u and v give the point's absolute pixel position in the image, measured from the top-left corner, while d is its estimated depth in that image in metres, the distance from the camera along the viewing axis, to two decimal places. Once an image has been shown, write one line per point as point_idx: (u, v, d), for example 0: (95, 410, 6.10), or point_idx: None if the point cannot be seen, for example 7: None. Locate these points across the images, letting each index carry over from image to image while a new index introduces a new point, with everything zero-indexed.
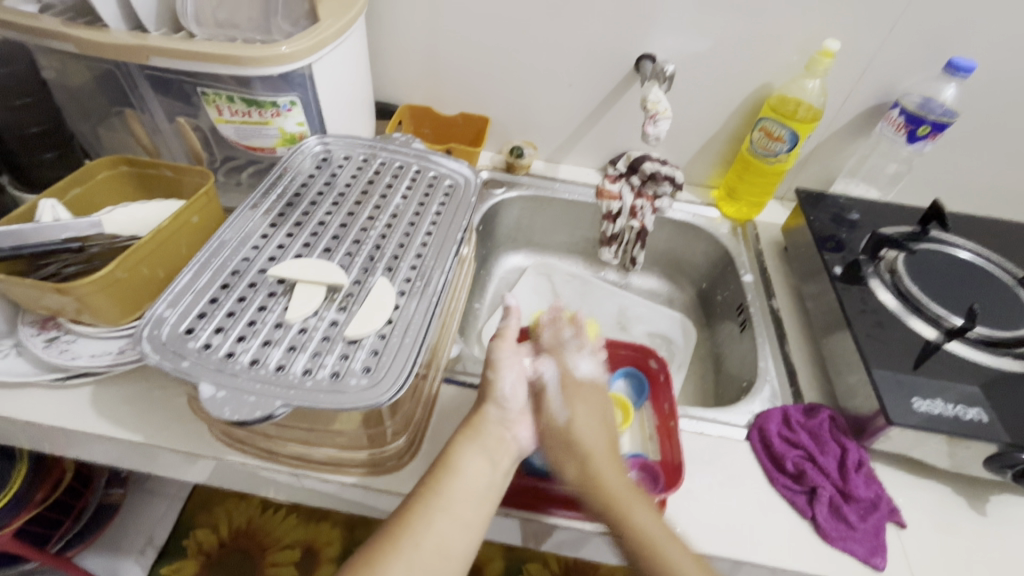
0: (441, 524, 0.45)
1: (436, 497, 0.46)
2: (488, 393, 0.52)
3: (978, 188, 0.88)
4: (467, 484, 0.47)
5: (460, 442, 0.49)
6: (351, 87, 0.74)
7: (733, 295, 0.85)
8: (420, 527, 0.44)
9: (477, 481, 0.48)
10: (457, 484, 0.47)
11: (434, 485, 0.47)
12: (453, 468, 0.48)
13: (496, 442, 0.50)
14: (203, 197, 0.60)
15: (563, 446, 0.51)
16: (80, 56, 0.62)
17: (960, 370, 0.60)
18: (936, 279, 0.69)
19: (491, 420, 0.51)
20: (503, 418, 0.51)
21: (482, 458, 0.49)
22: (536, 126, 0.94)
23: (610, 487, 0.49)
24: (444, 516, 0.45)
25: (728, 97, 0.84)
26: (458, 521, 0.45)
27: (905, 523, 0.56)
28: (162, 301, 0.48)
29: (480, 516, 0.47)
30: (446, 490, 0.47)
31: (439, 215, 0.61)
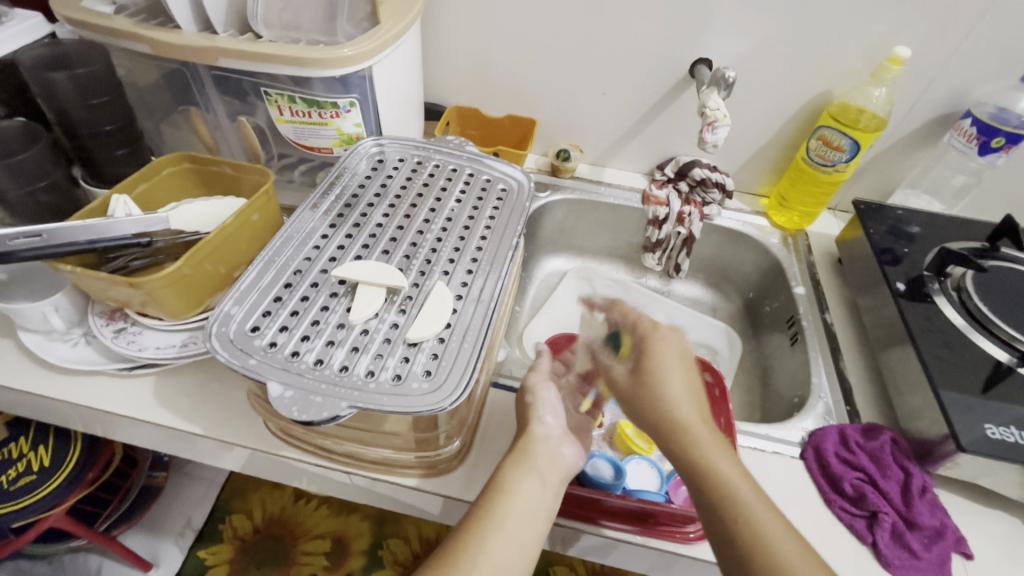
0: (497, 543, 0.43)
1: (490, 515, 0.44)
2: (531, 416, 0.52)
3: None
4: (521, 503, 0.45)
5: (512, 460, 0.48)
6: (406, 89, 0.75)
7: (782, 306, 0.83)
8: (475, 546, 0.42)
9: (528, 499, 0.46)
10: (511, 503, 0.45)
11: (489, 503, 0.45)
12: (505, 487, 0.46)
13: (547, 461, 0.49)
14: (264, 196, 0.62)
15: (647, 392, 0.47)
16: (151, 56, 0.64)
17: None
18: (1009, 299, 0.66)
19: (540, 443, 0.50)
20: (549, 438, 0.50)
21: (531, 475, 0.47)
22: (583, 129, 0.93)
23: (687, 425, 0.45)
24: (500, 533, 0.43)
25: (785, 103, 0.81)
26: (512, 538, 0.43)
27: (971, 554, 0.53)
28: (230, 299, 0.49)
29: (532, 534, 0.44)
30: (499, 510, 0.44)
31: (494, 219, 0.60)
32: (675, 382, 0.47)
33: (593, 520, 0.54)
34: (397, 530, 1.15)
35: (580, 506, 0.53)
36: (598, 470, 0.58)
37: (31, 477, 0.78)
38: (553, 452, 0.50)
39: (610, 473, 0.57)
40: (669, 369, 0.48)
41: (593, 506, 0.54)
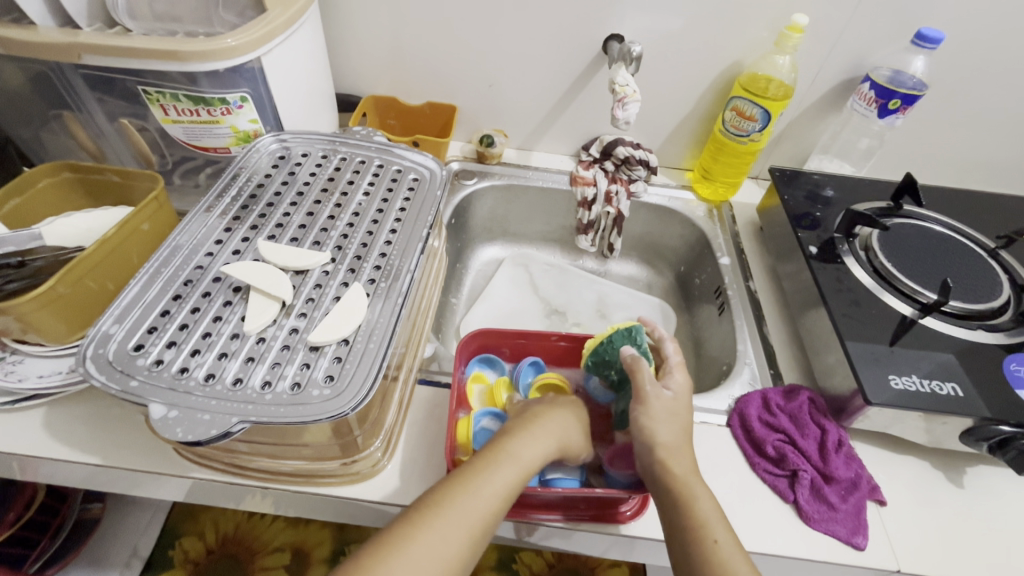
0: (481, 501, 0.43)
1: (481, 470, 0.45)
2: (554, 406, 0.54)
3: (950, 160, 0.88)
4: (513, 472, 0.46)
5: (517, 433, 0.49)
6: (307, 81, 0.71)
7: (710, 278, 0.84)
8: (459, 503, 0.43)
9: (516, 470, 0.46)
10: (504, 468, 0.46)
11: (483, 462, 0.46)
12: (505, 452, 0.47)
13: (551, 440, 0.50)
14: (153, 204, 0.57)
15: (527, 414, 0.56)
16: (10, 57, 0.58)
17: (936, 344, 0.60)
18: (911, 254, 0.69)
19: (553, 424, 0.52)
20: (562, 425, 0.52)
21: (535, 448, 0.48)
22: (506, 113, 0.91)
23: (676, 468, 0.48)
24: (483, 488, 0.44)
25: (699, 76, 0.82)
26: (494, 495, 0.44)
27: (885, 500, 0.56)
28: (109, 317, 0.45)
29: (511, 496, 0.45)
30: (488, 472, 0.45)
31: (403, 210, 0.58)
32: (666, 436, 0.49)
33: (527, 512, 0.54)
34: (359, 534, 1.13)
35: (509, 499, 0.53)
36: None
37: None
38: (557, 431, 0.51)
39: None
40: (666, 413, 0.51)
41: (522, 499, 0.53)
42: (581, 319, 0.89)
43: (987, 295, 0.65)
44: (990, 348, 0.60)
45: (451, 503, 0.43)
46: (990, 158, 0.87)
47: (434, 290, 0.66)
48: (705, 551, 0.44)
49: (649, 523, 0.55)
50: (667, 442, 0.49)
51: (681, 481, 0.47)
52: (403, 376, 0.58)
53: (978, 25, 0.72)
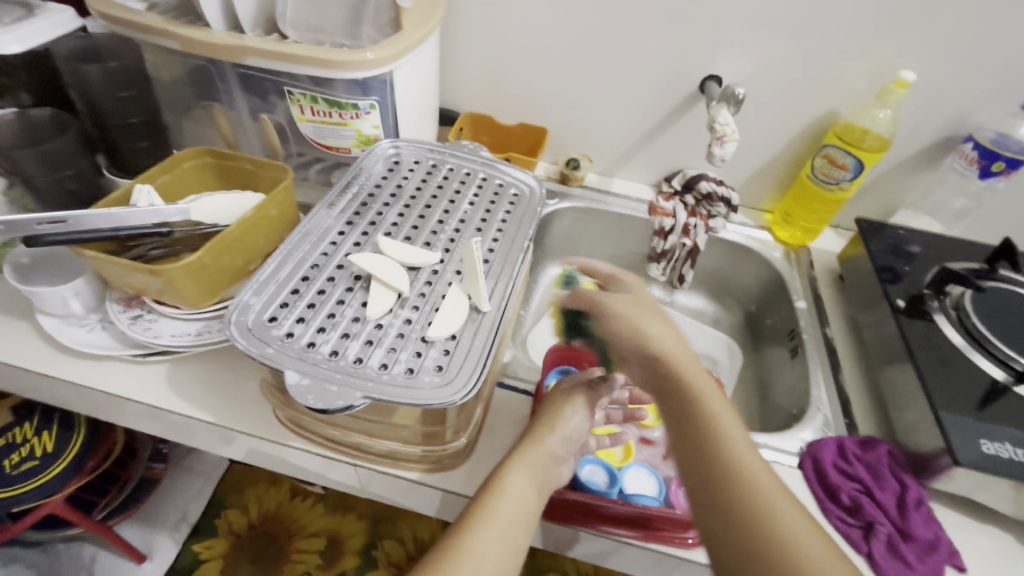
0: (485, 540, 0.44)
1: (487, 503, 0.47)
2: (552, 422, 0.54)
3: None
4: (512, 505, 0.47)
5: (513, 463, 0.50)
6: (422, 94, 0.76)
7: (783, 320, 0.84)
8: (463, 539, 0.44)
9: (517, 500, 0.48)
10: (502, 502, 0.47)
11: (484, 498, 0.48)
12: (498, 487, 0.48)
13: (543, 470, 0.51)
14: (283, 192, 0.63)
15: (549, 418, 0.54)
16: (179, 51, 0.66)
17: None
18: (1007, 319, 0.67)
19: (547, 449, 0.52)
20: (560, 453, 0.52)
21: (524, 479, 0.49)
22: (593, 140, 0.95)
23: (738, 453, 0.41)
24: (492, 520, 0.46)
25: (792, 121, 0.83)
26: (501, 534, 0.45)
27: (964, 567, 0.54)
28: (249, 289, 0.50)
29: (517, 534, 0.46)
30: (491, 507, 0.47)
31: (506, 222, 0.62)
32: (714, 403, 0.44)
33: (596, 525, 0.55)
34: (392, 531, 1.15)
35: (578, 511, 0.55)
36: (593, 476, 0.59)
37: (35, 461, 0.81)
38: (551, 453, 0.52)
39: (604, 480, 0.58)
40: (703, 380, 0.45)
41: (594, 510, 0.55)
42: None
43: None
44: None
45: (464, 538, 0.44)
46: None
47: (519, 300, 0.69)
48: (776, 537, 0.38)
49: None
50: (716, 409, 0.43)
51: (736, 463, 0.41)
52: (489, 378, 0.61)
53: None
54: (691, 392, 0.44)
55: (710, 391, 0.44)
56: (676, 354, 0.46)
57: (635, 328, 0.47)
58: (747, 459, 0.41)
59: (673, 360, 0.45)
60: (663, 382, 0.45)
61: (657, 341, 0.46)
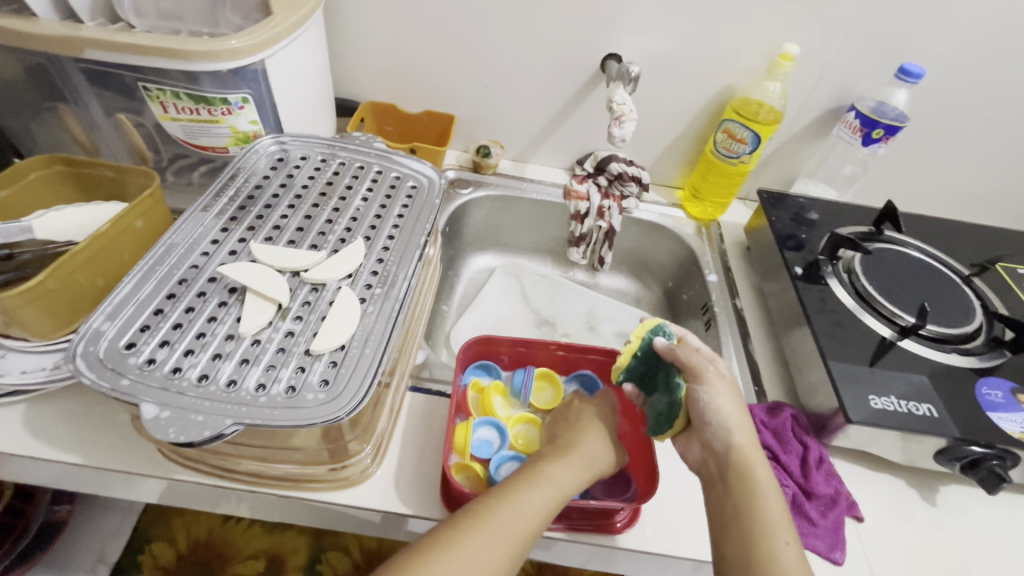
0: (483, 551, 0.41)
1: (524, 486, 0.46)
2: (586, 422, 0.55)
3: (927, 188, 0.91)
4: (520, 519, 0.44)
5: (555, 455, 0.51)
6: (308, 84, 0.71)
7: (698, 294, 0.86)
8: (461, 549, 0.41)
9: (527, 516, 0.44)
10: (544, 487, 0.47)
11: (524, 479, 0.47)
12: (543, 470, 0.48)
13: (586, 461, 0.51)
14: (148, 200, 0.57)
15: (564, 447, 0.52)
16: (5, 46, 0.57)
17: (914, 365, 0.62)
18: (891, 277, 0.71)
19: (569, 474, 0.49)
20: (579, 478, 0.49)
21: (571, 466, 0.50)
22: (503, 125, 0.92)
23: (767, 515, 0.45)
24: (526, 503, 0.45)
25: (692, 98, 0.84)
26: (534, 516, 0.44)
27: (862, 517, 0.57)
28: (100, 314, 0.44)
29: (519, 547, 0.43)
30: (498, 521, 0.43)
31: (401, 217, 0.59)
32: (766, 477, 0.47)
33: None
34: (336, 542, 1.11)
35: None
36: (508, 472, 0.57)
37: None
38: (593, 447, 0.53)
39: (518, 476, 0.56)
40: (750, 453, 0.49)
41: None
42: (570, 329, 0.90)
43: (960, 319, 0.67)
44: (963, 371, 0.62)
45: (488, 520, 0.43)
46: (964, 190, 0.91)
47: (427, 296, 0.66)
48: None
49: (643, 536, 0.55)
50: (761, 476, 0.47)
51: (758, 522, 0.45)
52: (395, 381, 0.58)
53: (956, 63, 0.76)
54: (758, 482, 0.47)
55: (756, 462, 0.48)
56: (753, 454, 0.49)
57: (721, 413, 0.49)
58: (771, 534, 0.44)
59: (748, 449, 0.49)
60: (731, 467, 0.48)
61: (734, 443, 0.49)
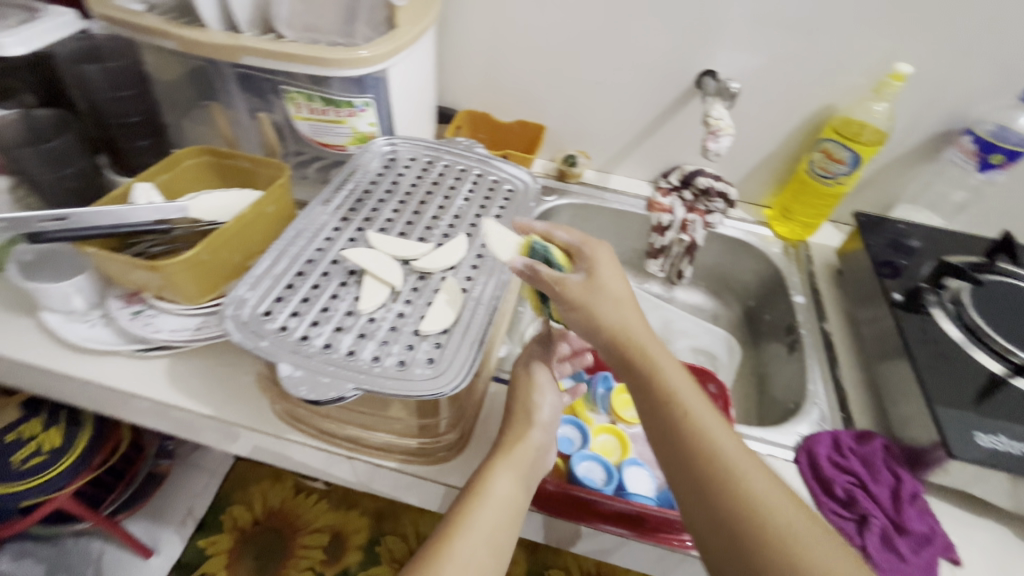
0: (472, 545, 0.43)
1: (467, 514, 0.45)
2: (523, 419, 0.52)
3: None
4: (497, 508, 0.46)
5: (496, 462, 0.49)
6: (418, 91, 0.77)
7: (781, 315, 0.84)
8: (453, 548, 0.43)
9: (502, 499, 0.47)
10: (489, 507, 0.46)
11: (467, 506, 0.46)
12: (484, 491, 0.47)
13: (530, 467, 0.50)
14: (280, 189, 0.64)
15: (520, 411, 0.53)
16: (177, 52, 0.67)
17: None
18: (1007, 313, 0.66)
19: (530, 445, 0.51)
20: (543, 444, 0.51)
21: (511, 479, 0.48)
22: (590, 137, 0.95)
23: (700, 428, 0.42)
24: (470, 536, 0.44)
25: (789, 116, 0.83)
26: (502, 513, 0.46)
27: (960, 561, 0.54)
28: (245, 284, 0.51)
29: (504, 535, 0.45)
30: (475, 511, 0.45)
31: (499, 217, 0.63)
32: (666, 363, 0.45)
33: (589, 520, 0.55)
34: (396, 527, 1.16)
35: (571, 505, 0.55)
36: (590, 472, 0.58)
37: (42, 457, 0.82)
38: (529, 448, 0.50)
39: (601, 478, 0.57)
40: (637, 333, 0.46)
41: (590, 506, 0.55)
42: None
43: None
44: None
45: (463, 519, 0.45)
46: None
47: (514, 294, 0.69)
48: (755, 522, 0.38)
49: None
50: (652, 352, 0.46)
51: (698, 438, 0.42)
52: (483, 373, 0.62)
53: None
54: (669, 392, 0.44)
55: (601, 305, 0.46)
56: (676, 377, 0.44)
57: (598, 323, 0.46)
58: (741, 477, 0.40)
59: (631, 335, 0.46)
60: (652, 399, 0.44)
61: (611, 325, 0.46)
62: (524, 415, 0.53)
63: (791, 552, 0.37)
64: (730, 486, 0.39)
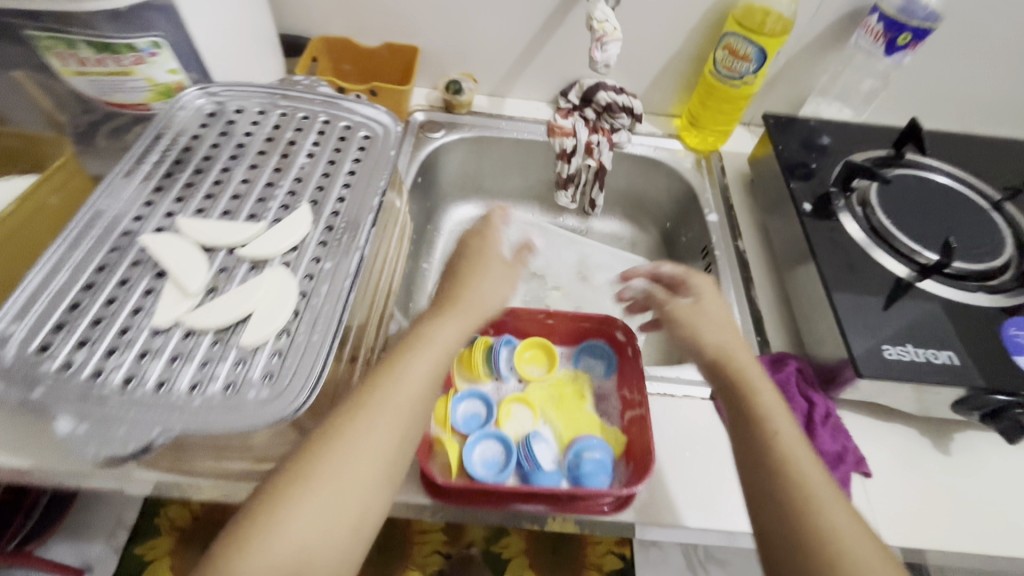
0: (380, 426, 0.37)
1: (399, 360, 0.40)
2: (470, 269, 0.47)
3: (956, 100, 0.80)
4: (423, 364, 0.40)
5: (439, 315, 0.44)
6: (235, 21, 0.60)
7: (697, 236, 0.80)
8: (357, 427, 0.37)
9: (431, 356, 0.41)
10: (415, 363, 0.40)
11: (402, 354, 0.41)
12: (424, 338, 0.42)
13: (476, 312, 0.45)
14: (57, 172, 0.54)
15: (469, 260, 0.48)
16: None
17: (932, 309, 0.56)
18: (913, 210, 0.63)
19: (473, 295, 0.45)
20: (489, 290, 0.46)
21: (458, 326, 0.43)
22: (475, 56, 0.81)
23: (755, 391, 0.43)
24: (403, 385, 0.39)
25: (690, 8, 0.72)
26: (430, 374, 0.41)
27: (871, 472, 0.54)
28: (4, 315, 0.39)
29: (422, 421, 0.40)
30: (390, 375, 0.39)
31: (352, 175, 0.51)
32: (718, 340, 0.47)
33: (501, 510, 0.47)
34: None
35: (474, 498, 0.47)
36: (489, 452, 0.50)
37: None
38: (483, 296, 0.46)
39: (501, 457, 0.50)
40: (735, 346, 0.47)
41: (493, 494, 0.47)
42: (561, 283, 0.86)
43: (985, 253, 0.60)
44: (986, 311, 0.56)
45: (377, 385, 0.39)
46: (997, 99, 0.80)
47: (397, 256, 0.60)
48: (796, 487, 0.37)
49: (642, 511, 0.49)
50: (743, 353, 0.46)
51: (752, 406, 0.42)
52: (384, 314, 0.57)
53: None
54: (738, 368, 0.45)
55: (724, 332, 0.47)
56: (729, 339, 0.47)
57: (698, 333, 0.48)
58: (791, 456, 0.39)
59: (736, 356, 0.46)
60: (723, 379, 0.45)
61: (714, 342, 0.47)
62: (475, 249, 0.49)
63: (828, 537, 0.35)
64: (805, 496, 0.37)
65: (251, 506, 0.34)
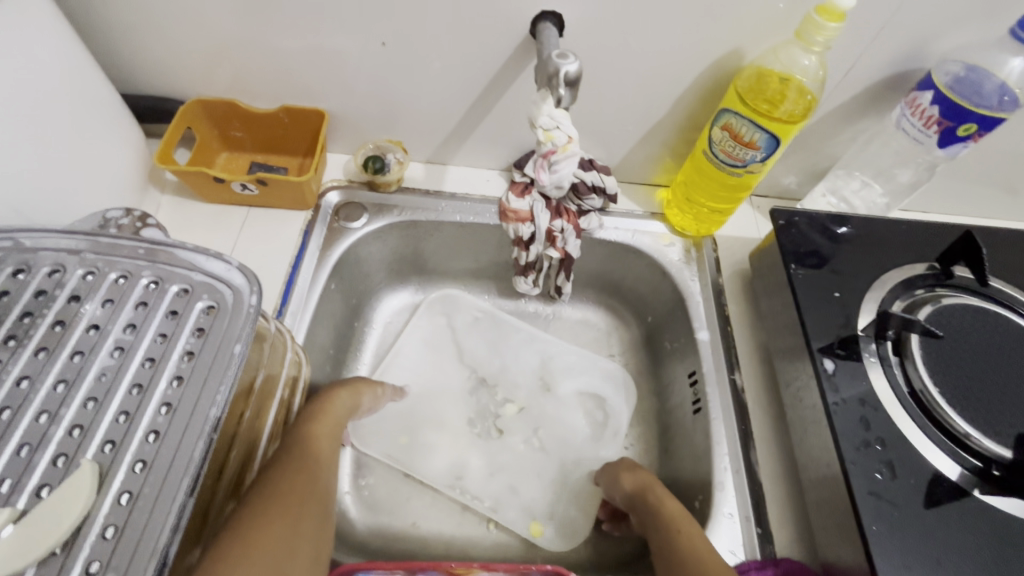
0: (317, 484, 0.44)
1: (308, 437, 0.47)
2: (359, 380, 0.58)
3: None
4: (330, 424, 0.50)
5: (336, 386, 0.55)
6: (7, 126, 0.43)
7: (684, 350, 0.64)
8: (293, 483, 0.42)
9: (332, 422, 0.50)
10: (324, 427, 0.49)
11: (310, 428, 0.47)
12: (323, 409, 0.51)
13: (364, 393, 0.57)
14: None
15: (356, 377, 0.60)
16: None
17: (1000, 536, 0.41)
18: (973, 369, 0.47)
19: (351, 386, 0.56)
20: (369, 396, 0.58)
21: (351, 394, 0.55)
22: (401, 120, 0.63)
23: (687, 533, 0.45)
24: (321, 453, 0.46)
25: (677, 70, 0.54)
26: (332, 444, 0.48)
27: None
28: None
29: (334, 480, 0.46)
30: (305, 441, 0.46)
31: (176, 388, 0.35)
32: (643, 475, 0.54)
33: None
34: None
35: None
36: None
37: None
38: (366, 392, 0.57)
39: None
40: (642, 474, 0.54)
41: None
42: (517, 395, 0.70)
43: None
44: None
45: (301, 450, 0.45)
46: None
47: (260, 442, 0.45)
48: None
49: None
50: (659, 488, 0.51)
51: (678, 533, 0.45)
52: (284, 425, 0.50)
53: None
54: (657, 502, 0.49)
55: (632, 465, 0.56)
56: (643, 477, 0.53)
57: (632, 475, 0.54)
58: None
59: (651, 486, 0.51)
60: (644, 505, 0.50)
61: (632, 479, 0.54)
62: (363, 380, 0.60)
63: None
64: None
65: (238, 524, 0.37)
